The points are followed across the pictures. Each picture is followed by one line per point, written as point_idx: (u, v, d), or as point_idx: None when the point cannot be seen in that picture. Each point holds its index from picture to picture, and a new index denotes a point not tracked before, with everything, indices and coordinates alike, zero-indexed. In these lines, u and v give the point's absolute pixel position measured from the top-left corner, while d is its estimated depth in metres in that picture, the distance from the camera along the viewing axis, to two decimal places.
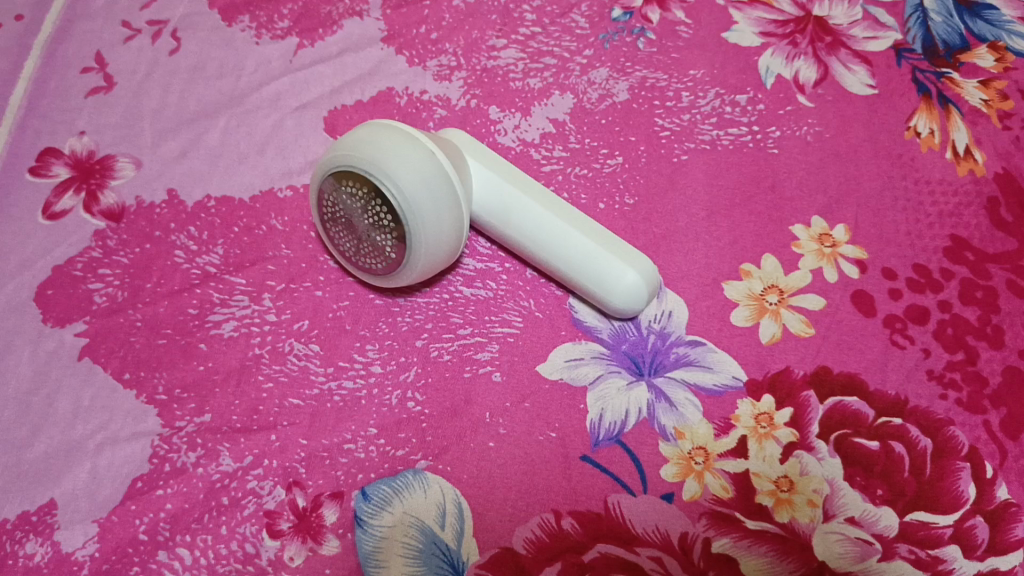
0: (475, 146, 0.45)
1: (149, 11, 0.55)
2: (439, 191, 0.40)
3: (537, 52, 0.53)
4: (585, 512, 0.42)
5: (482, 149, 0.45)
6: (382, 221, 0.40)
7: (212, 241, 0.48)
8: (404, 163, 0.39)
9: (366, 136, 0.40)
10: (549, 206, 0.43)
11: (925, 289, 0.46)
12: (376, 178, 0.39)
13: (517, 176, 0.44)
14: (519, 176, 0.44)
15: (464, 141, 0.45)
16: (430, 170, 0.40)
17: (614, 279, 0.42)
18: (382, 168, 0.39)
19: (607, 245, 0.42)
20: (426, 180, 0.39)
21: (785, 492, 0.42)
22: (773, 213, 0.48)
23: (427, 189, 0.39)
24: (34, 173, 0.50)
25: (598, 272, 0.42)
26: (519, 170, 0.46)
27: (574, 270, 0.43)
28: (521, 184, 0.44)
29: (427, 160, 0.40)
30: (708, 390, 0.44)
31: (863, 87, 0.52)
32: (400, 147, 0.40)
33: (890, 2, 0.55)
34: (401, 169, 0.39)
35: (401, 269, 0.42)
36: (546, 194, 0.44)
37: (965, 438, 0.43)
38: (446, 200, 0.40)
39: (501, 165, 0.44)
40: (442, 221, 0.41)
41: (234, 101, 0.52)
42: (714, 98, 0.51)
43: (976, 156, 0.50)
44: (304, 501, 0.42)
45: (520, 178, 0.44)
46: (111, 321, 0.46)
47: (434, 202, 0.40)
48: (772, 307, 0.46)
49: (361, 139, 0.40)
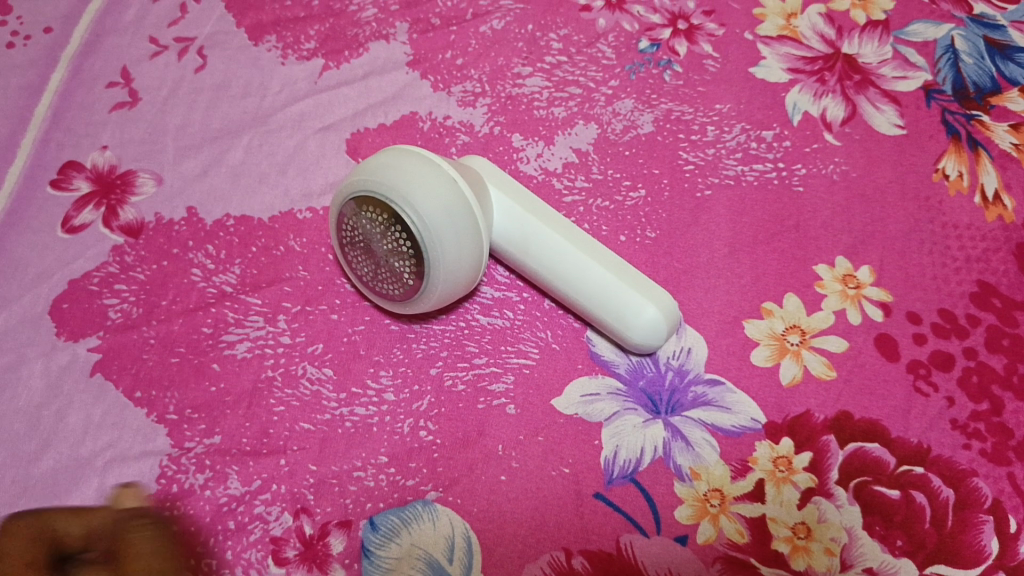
0: (495, 173, 0.45)
1: (177, 28, 0.55)
2: (459, 222, 0.40)
3: (563, 81, 0.53)
4: (596, 552, 0.41)
5: (504, 176, 0.45)
6: (401, 248, 0.40)
7: (229, 261, 0.48)
8: (427, 192, 0.39)
9: (388, 164, 0.40)
10: (568, 236, 0.43)
11: (951, 335, 0.45)
12: (398, 206, 0.39)
13: (541, 207, 0.44)
14: (542, 206, 0.44)
15: (484, 168, 0.45)
16: (451, 202, 0.39)
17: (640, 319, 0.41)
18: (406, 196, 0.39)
19: (625, 278, 0.42)
20: (447, 209, 0.39)
21: (802, 539, 0.41)
22: (796, 251, 0.48)
23: (448, 221, 0.39)
24: (55, 185, 0.50)
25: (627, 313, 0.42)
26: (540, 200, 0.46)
27: (593, 303, 0.42)
28: (546, 215, 0.43)
29: (450, 191, 0.40)
30: (725, 431, 0.43)
31: (891, 127, 0.51)
32: (426, 177, 0.39)
33: (921, 42, 0.54)
34: (426, 199, 0.39)
35: (418, 296, 0.42)
36: (569, 225, 0.43)
37: (988, 490, 0.42)
38: (466, 229, 0.40)
39: (524, 194, 0.44)
40: (462, 252, 0.40)
41: (258, 120, 0.52)
42: (740, 134, 0.51)
43: (1005, 202, 0.49)
44: (311, 528, 0.42)
45: (539, 208, 0.44)
46: (125, 337, 0.46)
47: (454, 233, 0.39)
48: (793, 348, 0.45)
49: (385, 165, 0.40)
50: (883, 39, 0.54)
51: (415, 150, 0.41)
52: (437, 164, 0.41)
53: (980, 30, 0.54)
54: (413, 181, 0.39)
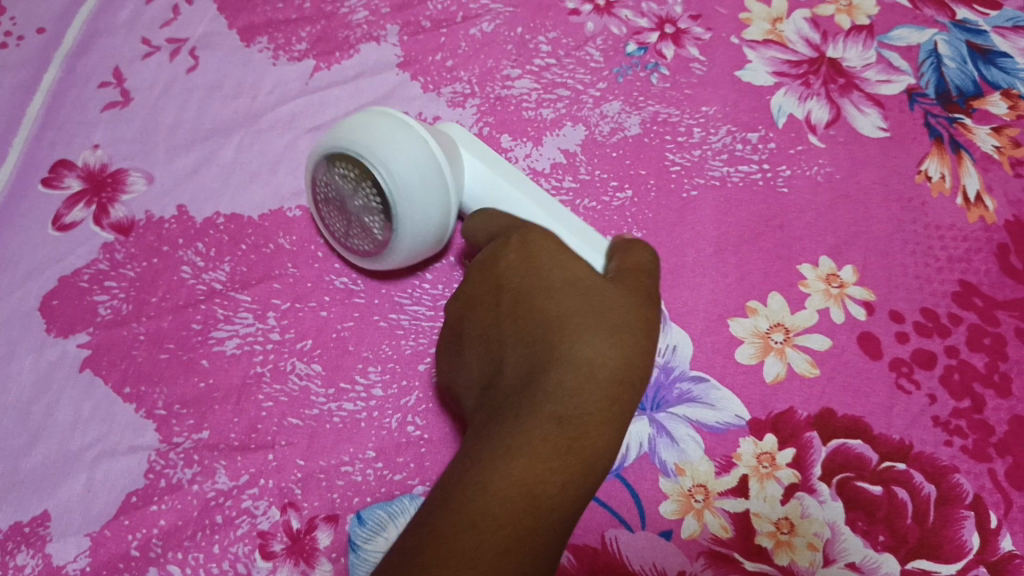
0: (479, 142, 0.45)
1: (169, 29, 0.55)
2: (430, 180, 0.40)
3: (551, 83, 0.53)
4: (581, 547, 0.42)
5: (488, 147, 0.45)
6: (371, 204, 0.40)
7: (219, 258, 0.48)
8: (399, 153, 0.39)
9: (367, 122, 0.40)
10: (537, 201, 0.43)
11: (933, 334, 0.46)
12: (370, 163, 0.39)
13: (518, 177, 0.44)
14: (520, 177, 0.44)
15: (468, 136, 0.45)
16: (422, 163, 0.40)
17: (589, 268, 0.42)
18: (380, 154, 0.39)
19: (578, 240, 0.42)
20: (419, 167, 0.39)
21: (785, 534, 0.42)
22: (781, 251, 0.48)
23: (417, 181, 0.39)
24: (46, 184, 0.51)
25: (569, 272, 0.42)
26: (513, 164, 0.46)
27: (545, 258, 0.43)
28: (520, 185, 0.44)
29: (424, 152, 0.40)
30: (709, 427, 0.44)
31: (875, 130, 0.52)
32: (403, 137, 0.39)
33: (905, 47, 0.55)
34: (399, 158, 0.39)
35: (387, 252, 0.42)
36: (543, 196, 0.44)
37: (970, 486, 0.42)
38: (436, 188, 0.40)
39: (501, 166, 0.44)
40: (427, 213, 0.41)
41: (249, 120, 0.53)
42: (725, 136, 0.51)
43: (986, 203, 0.50)
44: (298, 523, 0.42)
45: (512, 173, 0.44)
46: (114, 333, 0.46)
47: (421, 193, 0.40)
48: (777, 346, 0.46)
49: (365, 123, 0.40)
50: (867, 43, 0.55)
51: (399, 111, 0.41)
52: (417, 127, 0.41)
53: (962, 35, 0.55)
54: (390, 141, 0.39)
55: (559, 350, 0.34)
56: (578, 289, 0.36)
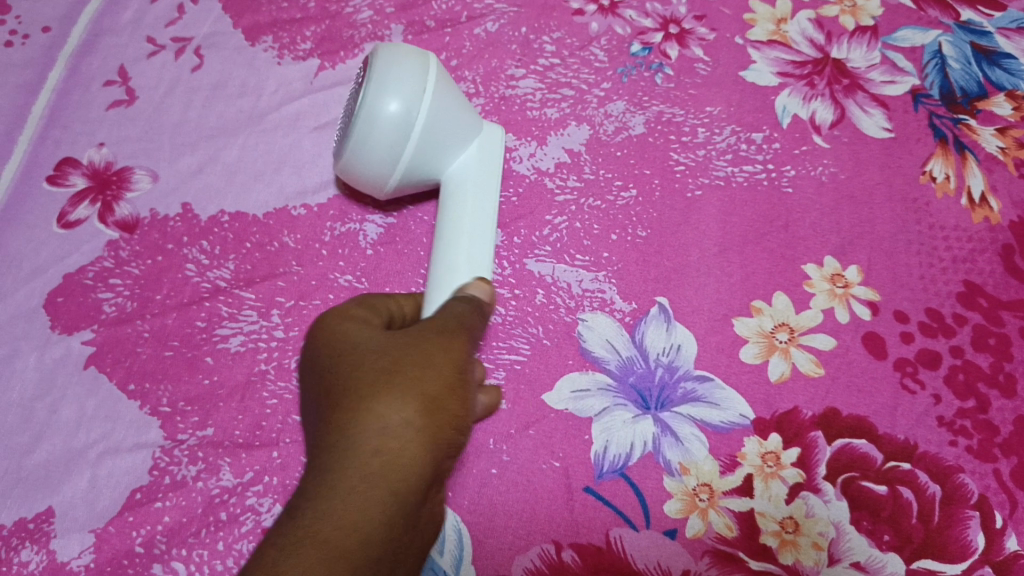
0: (483, 144, 0.46)
1: (174, 28, 0.55)
2: (396, 126, 0.40)
3: (555, 83, 0.53)
4: (585, 545, 0.41)
5: (486, 152, 0.45)
6: (352, 105, 0.42)
7: (223, 256, 0.48)
8: (393, 87, 0.40)
9: (401, 49, 0.41)
10: (475, 216, 0.43)
11: (938, 334, 0.46)
12: (374, 74, 0.40)
13: (485, 186, 0.44)
14: (486, 186, 0.44)
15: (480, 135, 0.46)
16: (410, 108, 0.40)
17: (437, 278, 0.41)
18: (386, 72, 0.40)
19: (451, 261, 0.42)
20: (396, 107, 0.40)
21: (789, 534, 0.42)
22: (785, 251, 0.48)
23: (392, 117, 0.40)
24: (51, 182, 0.51)
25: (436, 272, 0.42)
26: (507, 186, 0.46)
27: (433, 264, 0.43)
28: (475, 192, 0.44)
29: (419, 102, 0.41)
30: (714, 427, 0.44)
31: (879, 130, 0.52)
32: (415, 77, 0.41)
33: (909, 48, 0.55)
34: (394, 87, 0.40)
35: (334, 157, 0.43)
36: (489, 218, 0.44)
37: (974, 486, 0.42)
38: (396, 138, 0.41)
39: (481, 170, 0.45)
40: (383, 152, 0.41)
41: (254, 119, 0.53)
42: (730, 135, 0.52)
43: (991, 203, 0.50)
44: None
45: (487, 186, 0.44)
46: (119, 331, 0.46)
47: (389, 130, 0.40)
48: (782, 345, 0.46)
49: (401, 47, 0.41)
50: (871, 44, 0.55)
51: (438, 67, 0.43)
52: (439, 84, 0.42)
53: (967, 36, 0.55)
54: (403, 70, 0.40)
55: (357, 409, 0.30)
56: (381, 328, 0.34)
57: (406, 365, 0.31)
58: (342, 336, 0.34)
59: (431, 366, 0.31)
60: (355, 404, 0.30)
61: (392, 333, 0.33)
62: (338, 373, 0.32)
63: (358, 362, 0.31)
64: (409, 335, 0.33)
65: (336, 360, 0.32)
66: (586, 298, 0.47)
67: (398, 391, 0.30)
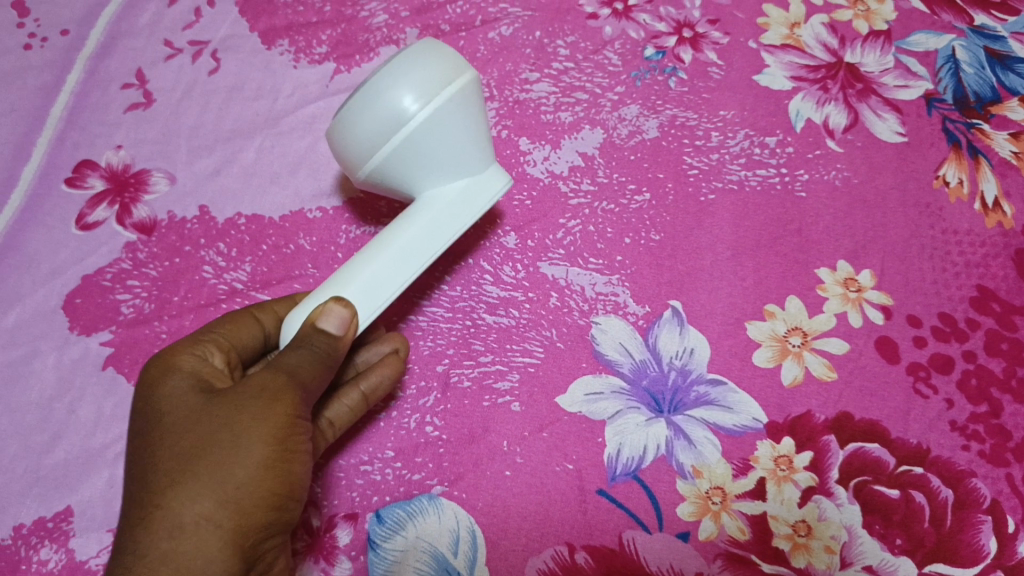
0: (477, 185, 0.42)
1: (191, 31, 0.56)
2: (378, 113, 0.38)
3: (569, 87, 0.54)
4: (598, 547, 0.42)
5: (468, 197, 0.41)
6: None
7: (240, 259, 0.49)
8: (402, 79, 0.38)
9: (440, 50, 0.39)
10: (406, 245, 0.39)
11: (950, 339, 0.46)
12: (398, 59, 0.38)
13: (441, 227, 0.40)
14: (441, 228, 0.40)
15: (482, 176, 0.42)
16: (408, 108, 0.38)
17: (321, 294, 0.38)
18: (411, 64, 0.38)
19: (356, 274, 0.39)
20: (388, 95, 0.38)
21: (802, 537, 0.42)
22: (798, 255, 0.48)
23: (385, 107, 0.38)
24: (70, 184, 0.51)
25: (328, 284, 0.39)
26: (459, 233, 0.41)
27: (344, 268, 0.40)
28: (426, 226, 0.40)
29: (421, 107, 0.38)
30: (727, 430, 0.44)
31: (893, 134, 0.52)
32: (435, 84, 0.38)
33: (922, 52, 0.55)
34: (406, 84, 0.38)
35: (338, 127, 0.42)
36: (418, 256, 0.40)
37: (986, 490, 0.43)
38: (374, 126, 0.38)
39: (451, 210, 0.41)
40: (361, 143, 0.39)
41: (270, 122, 0.53)
42: (743, 140, 0.52)
43: (1004, 209, 0.50)
44: (318, 520, 0.42)
45: (435, 223, 0.40)
46: (136, 332, 0.47)
47: (377, 119, 0.38)
48: (795, 349, 0.46)
49: (449, 54, 0.39)
50: (885, 49, 0.55)
51: (468, 87, 0.39)
52: (454, 102, 0.38)
53: (980, 40, 0.55)
54: (427, 71, 0.38)
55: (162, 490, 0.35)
56: (204, 401, 0.37)
57: (207, 452, 0.35)
58: (162, 401, 0.37)
59: (243, 448, 0.35)
60: (158, 499, 0.35)
61: (207, 403, 0.37)
62: (156, 439, 0.36)
63: (169, 435, 0.36)
64: (225, 410, 0.36)
65: (152, 425, 0.37)
66: (600, 301, 0.47)
67: (197, 484, 0.34)
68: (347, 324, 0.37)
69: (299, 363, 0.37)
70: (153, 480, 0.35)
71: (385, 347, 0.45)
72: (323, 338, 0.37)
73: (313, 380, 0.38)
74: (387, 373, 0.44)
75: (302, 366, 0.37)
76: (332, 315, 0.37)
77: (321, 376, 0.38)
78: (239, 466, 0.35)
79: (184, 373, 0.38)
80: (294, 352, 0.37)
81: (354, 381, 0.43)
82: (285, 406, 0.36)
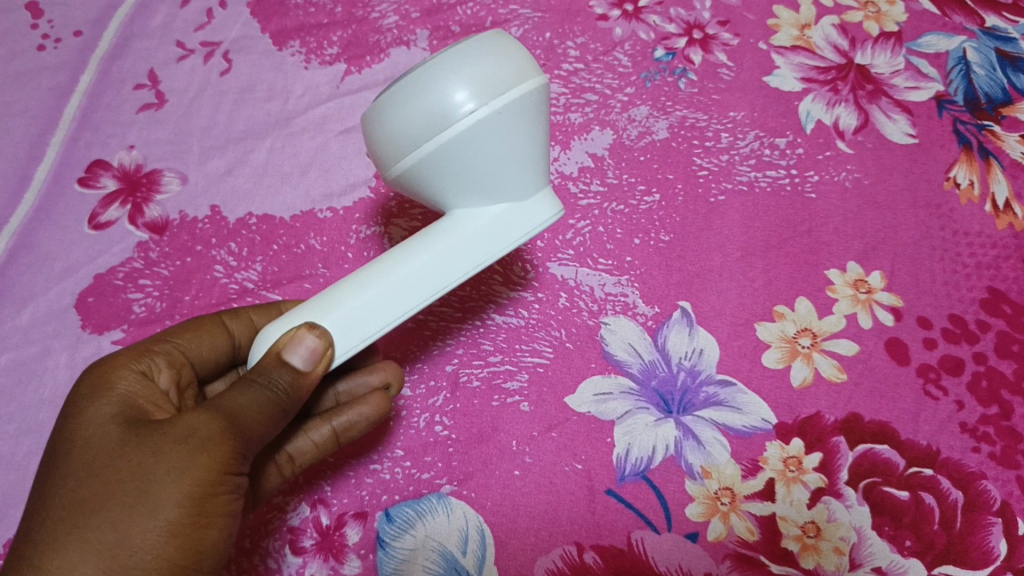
0: (517, 213, 0.37)
1: (203, 32, 0.56)
2: (419, 108, 0.33)
3: (579, 88, 0.54)
4: (607, 547, 0.42)
5: (501, 227, 0.37)
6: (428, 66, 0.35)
7: (251, 258, 0.49)
8: (457, 75, 0.33)
9: (508, 50, 0.34)
10: (411, 274, 0.36)
11: (961, 340, 0.46)
12: (458, 48, 0.33)
13: (459, 255, 0.36)
14: (462, 255, 0.36)
15: (526, 202, 0.37)
16: (452, 108, 0.33)
17: (306, 313, 0.35)
18: (463, 61, 0.33)
19: (347, 298, 0.35)
20: (433, 92, 0.33)
21: (811, 538, 0.42)
22: (808, 256, 0.48)
23: (425, 107, 0.33)
24: (83, 183, 0.52)
25: (324, 297, 0.36)
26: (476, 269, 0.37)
27: (345, 282, 0.36)
28: (442, 253, 0.36)
29: (461, 116, 0.33)
30: (736, 431, 0.44)
31: (903, 136, 0.52)
32: (484, 92, 0.33)
33: (933, 54, 0.55)
34: (452, 85, 0.33)
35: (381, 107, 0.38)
36: (421, 288, 0.36)
37: (997, 492, 0.43)
38: (409, 121, 0.34)
39: (477, 236, 0.37)
40: (393, 139, 0.35)
41: (282, 122, 0.53)
42: (754, 141, 0.52)
43: (1015, 210, 0.50)
44: (328, 519, 0.43)
45: (451, 253, 0.36)
46: (148, 331, 0.47)
47: (413, 118, 0.34)
48: (804, 350, 0.46)
49: (513, 55, 0.34)
50: (895, 50, 0.55)
51: (525, 101, 0.34)
52: (501, 118, 0.34)
53: (992, 42, 0.55)
54: (478, 75, 0.33)
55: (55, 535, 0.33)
56: (122, 441, 0.35)
57: (107, 509, 0.33)
58: (83, 430, 0.36)
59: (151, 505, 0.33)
60: (45, 546, 0.33)
61: (122, 444, 0.35)
62: (62, 477, 0.35)
63: (76, 478, 0.34)
64: (138, 459, 0.34)
65: (65, 456, 0.35)
66: (609, 301, 0.47)
67: (88, 539, 0.33)
68: (313, 359, 0.35)
69: (241, 405, 0.35)
70: (44, 528, 0.34)
71: (376, 377, 0.44)
72: (286, 372, 0.35)
73: (253, 427, 0.35)
74: (363, 412, 0.42)
75: (243, 409, 0.35)
76: (300, 346, 0.35)
77: (265, 421, 0.36)
78: (137, 533, 0.33)
79: (118, 398, 0.37)
80: (243, 390, 0.35)
81: (327, 417, 0.43)
82: (203, 465, 0.34)
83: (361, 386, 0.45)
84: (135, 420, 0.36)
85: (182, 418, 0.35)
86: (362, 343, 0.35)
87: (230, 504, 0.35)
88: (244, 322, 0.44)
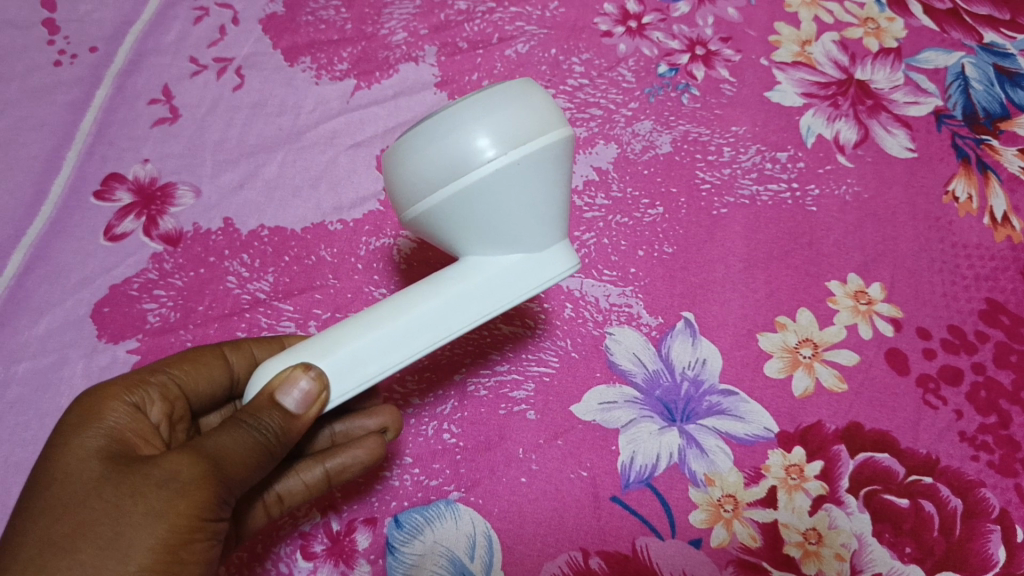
0: (528, 264, 0.38)
1: (216, 49, 0.57)
2: (440, 151, 0.33)
3: (584, 103, 0.55)
4: (612, 553, 0.43)
5: (510, 278, 0.37)
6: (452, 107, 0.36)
7: (263, 269, 0.50)
8: (481, 123, 0.33)
9: (536, 102, 0.34)
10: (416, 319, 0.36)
11: (960, 350, 0.47)
12: (485, 96, 0.34)
13: (465, 304, 0.37)
14: (468, 304, 0.37)
15: (538, 254, 0.38)
16: (474, 156, 0.33)
17: (306, 352, 0.36)
18: (487, 110, 0.33)
19: (353, 338, 0.36)
20: (456, 137, 0.33)
21: (813, 545, 0.43)
22: (810, 268, 0.49)
23: (447, 154, 0.33)
24: (98, 197, 0.53)
25: (327, 337, 0.36)
26: (482, 317, 0.37)
27: (352, 321, 0.37)
28: (449, 301, 0.37)
29: (482, 164, 0.33)
30: (739, 439, 0.45)
31: (902, 150, 0.53)
32: (506, 142, 0.33)
33: (932, 69, 0.56)
34: (473, 133, 0.33)
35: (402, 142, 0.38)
36: (425, 333, 0.36)
37: (996, 500, 0.43)
38: (430, 164, 0.34)
39: (484, 286, 0.37)
40: (412, 182, 0.35)
41: (293, 137, 0.54)
42: (755, 155, 0.53)
43: (1013, 223, 0.51)
44: (338, 525, 0.43)
45: (458, 301, 0.37)
46: (163, 340, 0.48)
47: (433, 161, 0.34)
48: (806, 360, 0.47)
49: (538, 105, 0.34)
50: (895, 66, 0.56)
51: (547, 153, 0.34)
52: (521, 169, 0.34)
53: (989, 58, 0.56)
54: (500, 125, 0.33)
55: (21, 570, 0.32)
56: (101, 478, 0.34)
57: (78, 550, 0.32)
58: (62, 463, 0.35)
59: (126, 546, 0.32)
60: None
61: (100, 481, 0.34)
62: (35, 511, 0.34)
63: (48, 515, 0.33)
64: (116, 498, 0.33)
65: (40, 489, 0.34)
66: (614, 312, 0.48)
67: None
68: (306, 401, 0.35)
69: (228, 447, 0.35)
70: (7, 565, 0.32)
71: (374, 421, 0.44)
72: (277, 414, 0.36)
73: (236, 472, 0.35)
74: (357, 456, 0.42)
75: (226, 452, 0.35)
76: (293, 389, 0.35)
77: (250, 464, 0.35)
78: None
79: (104, 431, 0.37)
80: (231, 432, 0.35)
81: (321, 458, 0.43)
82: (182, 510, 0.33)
83: (357, 428, 0.44)
84: (115, 455, 0.35)
85: (164, 460, 0.34)
86: (360, 386, 0.36)
87: (205, 551, 0.34)
88: (244, 355, 0.44)
